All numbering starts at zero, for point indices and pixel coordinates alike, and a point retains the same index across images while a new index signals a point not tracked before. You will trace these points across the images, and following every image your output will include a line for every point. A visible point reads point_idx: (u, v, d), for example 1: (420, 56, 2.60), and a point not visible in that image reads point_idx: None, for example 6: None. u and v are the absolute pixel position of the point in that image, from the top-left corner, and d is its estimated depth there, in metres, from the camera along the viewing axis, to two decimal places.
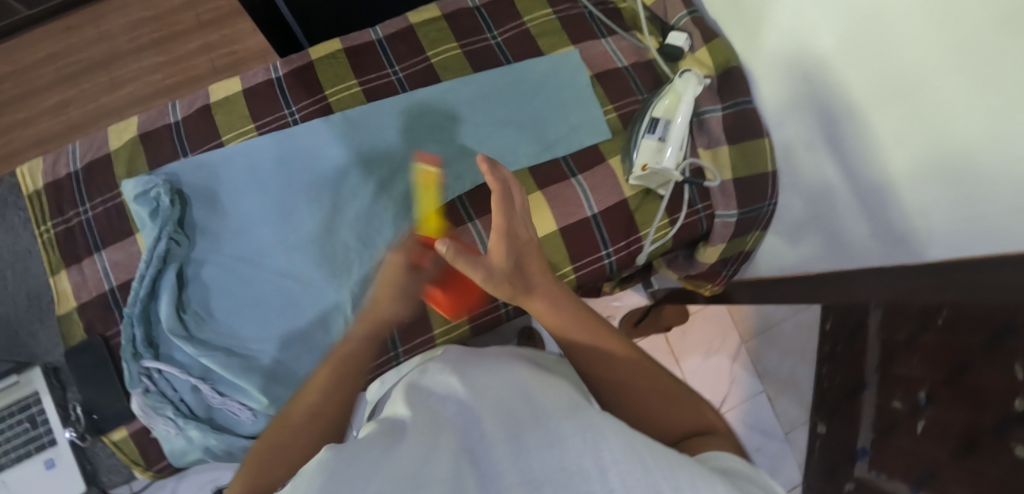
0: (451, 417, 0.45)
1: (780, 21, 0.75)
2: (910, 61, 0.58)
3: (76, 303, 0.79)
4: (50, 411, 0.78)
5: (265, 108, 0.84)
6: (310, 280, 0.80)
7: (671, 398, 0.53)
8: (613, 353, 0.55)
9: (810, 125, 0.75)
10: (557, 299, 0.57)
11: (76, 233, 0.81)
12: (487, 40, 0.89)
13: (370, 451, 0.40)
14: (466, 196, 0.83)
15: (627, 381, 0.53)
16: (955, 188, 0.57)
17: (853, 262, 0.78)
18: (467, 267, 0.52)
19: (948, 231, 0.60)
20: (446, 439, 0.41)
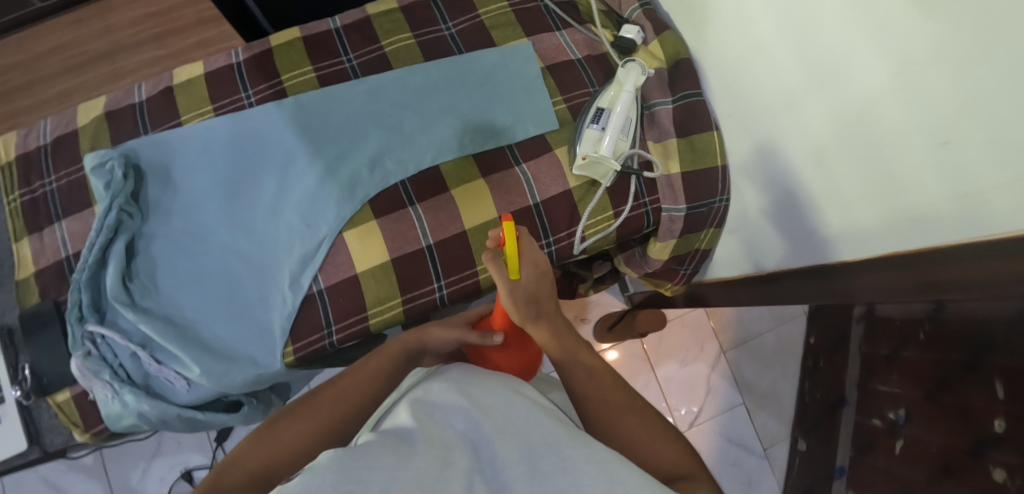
0: (459, 433, 0.45)
1: (722, 14, 0.75)
2: (842, 57, 0.60)
3: (34, 269, 0.82)
4: (0, 369, 0.79)
5: (223, 91, 0.86)
6: (255, 257, 0.80)
7: (665, 436, 0.52)
8: (610, 391, 0.55)
9: (755, 121, 0.76)
10: (560, 333, 0.60)
11: (40, 203, 0.84)
12: (442, 31, 0.89)
13: (383, 460, 0.41)
14: (410, 181, 0.83)
15: (620, 413, 0.53)
16: (882, 184, 0.60)
17: (803, 259, 0.76)
18: (499, 272, 0.55)
19: (871, 226, 0.63)
20: (461, 456, 0.43)
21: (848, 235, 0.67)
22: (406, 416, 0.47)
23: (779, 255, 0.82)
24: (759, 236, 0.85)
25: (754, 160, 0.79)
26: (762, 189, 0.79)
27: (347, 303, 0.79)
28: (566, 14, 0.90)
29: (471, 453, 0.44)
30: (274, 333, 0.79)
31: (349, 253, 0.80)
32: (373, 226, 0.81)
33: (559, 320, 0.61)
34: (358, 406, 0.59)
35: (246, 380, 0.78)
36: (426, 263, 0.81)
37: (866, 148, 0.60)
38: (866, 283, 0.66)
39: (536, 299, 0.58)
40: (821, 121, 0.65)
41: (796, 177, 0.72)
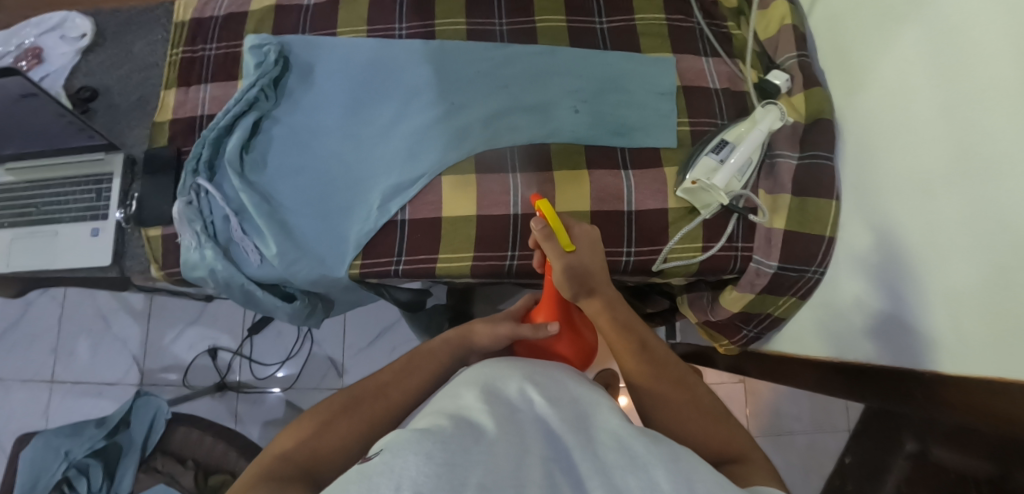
0: (532, 422, 0.44)
1: (882, 81, 0.72)
2: (999, 153, 0.56)
3: (170, 117, 0.90)
4: (114, 191, 0.88)
5: (380, 17, 0.92)
6: (356, 169, 0.84)
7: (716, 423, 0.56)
8: (658, 369, 0.60)
9: (882, 198, 0.72)
10: (613, 311, 0.65)
11: (195, 64, 0.92)
12: (594, 24, 0.90)
13: (463, 439, 0.40)
14: (518, 151, 0.85)
15: (676, 403, 0.57)
16: (1006, 299, 0.56)
17: (891, 354, 0.72)
18: (552, 242, 0.63)
19: (980, 341, 0.59)
20: (535, 441, 0.42)
21: (951, 342, 0.62)
22: (472, 400, 0.46)
23: (858, 343, 0.78)
24: (841, 318, 0.81)
25: (868, 239, 0.75)
26: (862, 273, 0.76)
27: (423, 239, 0.82)
28: (717, 44, 0.89)
29: (545, 440, 0.42)
30: (347, 243, 0.82)
31: (441, 195, 0.83)
32: (469, 179, 0.83)
33: (611, 294, 0.67)
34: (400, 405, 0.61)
35: (309, 276, 0.82)
36: (507, 230, 0.82)
37: (992, 259, 0.57)
38: (956, 398, 0.61)
39: (586, 278, 0.66)
40: (954, 218, 0.62)
41: (909, 268, 0.68)
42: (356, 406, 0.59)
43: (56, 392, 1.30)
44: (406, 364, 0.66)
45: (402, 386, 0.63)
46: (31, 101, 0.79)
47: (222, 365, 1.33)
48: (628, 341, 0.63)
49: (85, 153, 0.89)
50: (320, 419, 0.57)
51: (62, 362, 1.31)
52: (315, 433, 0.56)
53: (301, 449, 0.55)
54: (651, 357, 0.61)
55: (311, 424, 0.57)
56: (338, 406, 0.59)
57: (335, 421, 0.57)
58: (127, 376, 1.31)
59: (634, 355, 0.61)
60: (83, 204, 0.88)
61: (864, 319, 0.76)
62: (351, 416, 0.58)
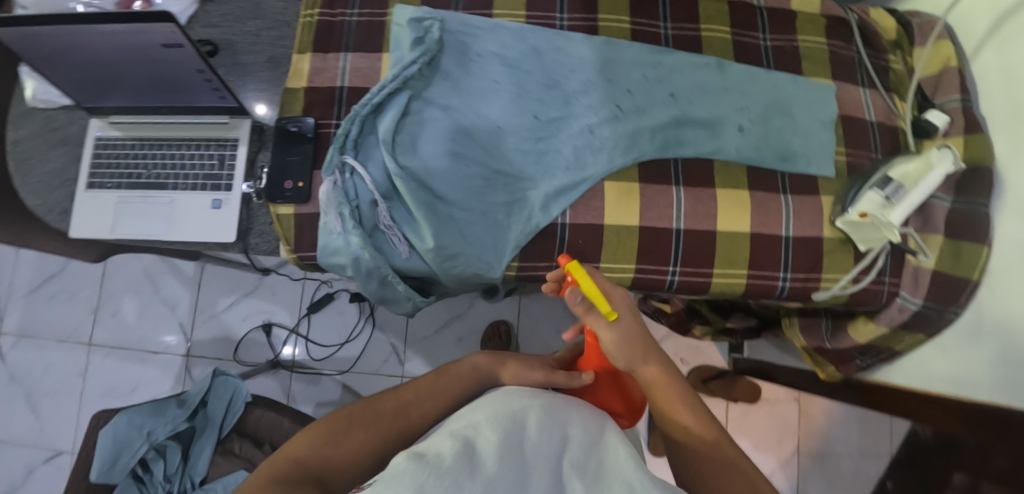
0: (540, 454, 0.45)
1: None
2: None
3: (305, 84, 0.82)
4: (240, 160, 0.80)
5: (541, 4, 0.86)
6: (513, 163, 0.80)
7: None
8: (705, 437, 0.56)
9: None
10: (668, 380, 0.59)
11: (335, 30, 0.84)
12: (758, 41, 0.88)
13: (456, 477, 0.40)
14: (682, 164, 0.83)
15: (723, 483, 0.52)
16: None
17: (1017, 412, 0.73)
18: (589, 314, 0.54)
19: None
20: (532, 477, 0.42)
21: None
22: (484, 425, 0.47)
23: (983, 390, 0.79)
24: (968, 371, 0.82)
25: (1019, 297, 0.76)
26: (1004, 328, 0.77)
27: (584, 246, 0.79)
28: (876, 76, 0.89)
29: (549, 478, 0.43)
30: (505, 243, 0.78)
31: (604, 201, 0.80)
32: (634, 187, 0.81)
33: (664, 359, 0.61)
34: (413, 427, 0.59)
35: (462, 273, 0.78)
36: (671, 245, 0.80)
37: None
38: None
39: (637, 344, 0.57)
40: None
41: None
42: (375, 417, 0.57)
43: (95, 353, 1.19)
44: (431, 384, 0.63)
45: (423, 408, 0.60)
46: (173, 52, 0.70)
47: (277, 344, 1.24)
48: (678, 401, 0.58)
49: (208, 115, 0.81)
50: (339, 424, 0.56)
51: (102, 322, 1.20)
52: (330, 440, 0.54)
53: (315, 454, 0.53)
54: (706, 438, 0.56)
55: (329, 428, 0.56)
56: (359, 417, 0.58)
57: (352, 431, 0.55)
58: (174, 345, 1.21)
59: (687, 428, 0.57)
60: (203, 171, 0.80)
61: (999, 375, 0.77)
62: (371, 428, 0.57)
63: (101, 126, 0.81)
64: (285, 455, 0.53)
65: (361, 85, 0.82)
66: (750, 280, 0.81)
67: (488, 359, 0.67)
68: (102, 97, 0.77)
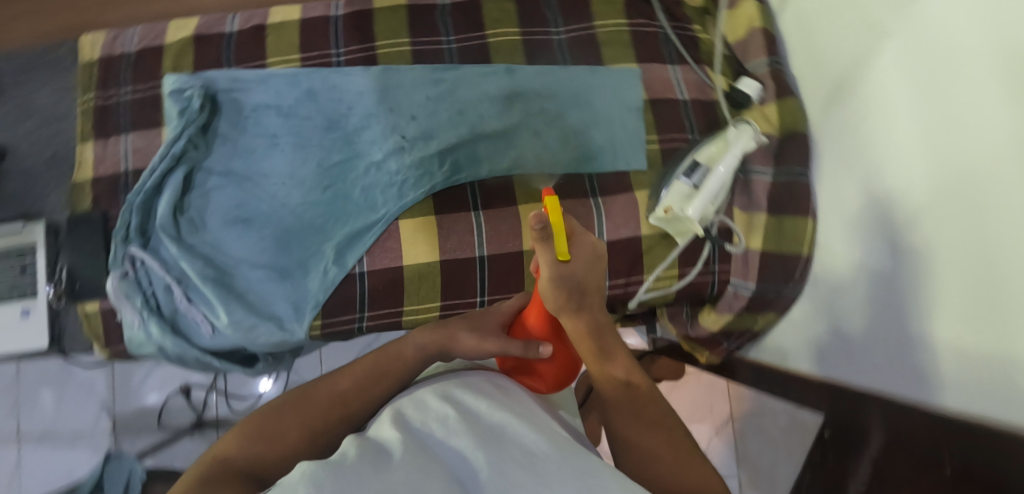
0: (438, 438, 0.39)
1: (848, 74, 0.68)
2: (979, 151, 0.50)
3: (91, 176, 0.81)
4: (40, 264, 0.80)
5: (315, 43, 0.83)
6: (303, 215, 0.78)
7: (674, 458, 0.44)
8: (636, 395, 0.48)
9: (855, 199, 0.67)
10: (592, 338, 0.50)
11: (111, 112, 0.82)
12: (550, 36, 0.83)
13: (356, 466, 0.34)
14: (480, 184, 0.79)
15: (647, 447, 0.45)
16: (990, 295, 0.49)
17: (878, 341, 0.63)
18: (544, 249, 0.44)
19: (976, 356, 0.51)
20: (436, 464, 0.36)
21: (945, 357, 0.54)
22: (382, 418, 0.41)
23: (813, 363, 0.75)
24: (835, 302, 0.71)
25: (853, 235, 0.68)
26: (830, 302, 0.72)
27: (386, 292, 0.77)
28: (684, 49, 0.83)
29: (453, 465, 0.37)
30: (306, 304, 0.77)
31: (399, 240, 0.78)
32: (430, 220, 0.78)
33: (600, 318, 0.51)
34: (359, 413, 0.49)
35: (269, 340, 0.76)
36: (475, 274, 0.77)
37: (979, 211, 0.50)
38: (968, 357, 0.51)
39: (577, 295, 0.48)
40: (932, 154, 0.55)
41: (879, 242, 0.63)
42: (310, 404, 0.48)
43: (25, 447, 1.24)
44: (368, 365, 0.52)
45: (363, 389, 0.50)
46: None
47: (197, 404, 1.27)
48: (610, 351, 0.50)
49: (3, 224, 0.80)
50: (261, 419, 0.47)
51: (25, 416, 1.25)
52: (256, 436, 0.46)
53: (246, 455, 0.45)
54: (631, 389, 0.49)
55: (248, 429, 0.46)
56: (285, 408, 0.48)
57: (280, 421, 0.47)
58: (100, 424, 1.25)
59: (608, 377, 0.49)
60: (9, 282, 0.80)
61: (860, 305, 0.66)
62: (304, 414, 0.48)
63: None
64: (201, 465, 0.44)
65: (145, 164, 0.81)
66: None
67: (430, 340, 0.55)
68: None
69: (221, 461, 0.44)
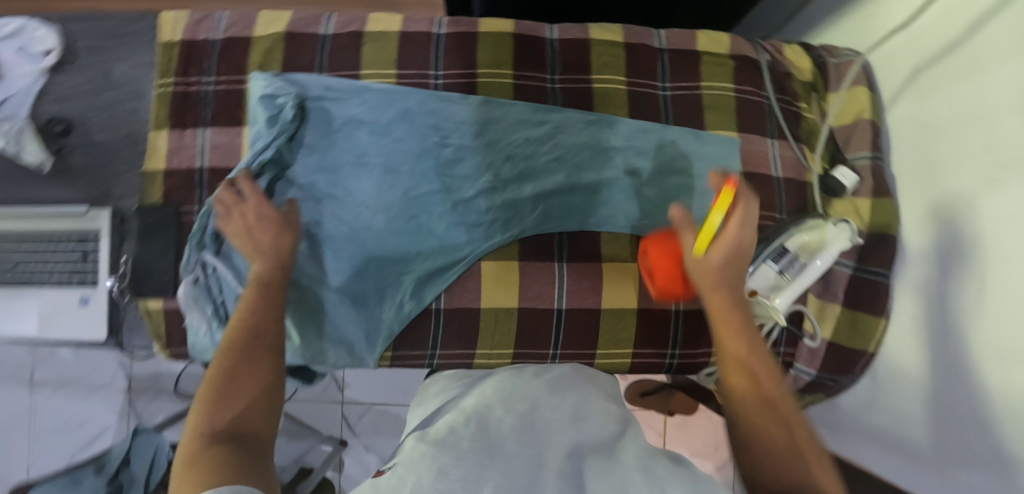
0: None
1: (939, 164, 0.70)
2: None
3: (164, 166, 0.77)
4: (103, 253, 0.76)
5: (414, 61, 0.79)
6: (384, 244, 0.76)
7: (778, 431, 0.54)
8: (757, 369, 0.59)
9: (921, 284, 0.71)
10: (733, 319, 0.63)
11: (192, 102, 0.78)
12: (657, 90, 0.81)
13: None
14: (567, 236, 0.79)
15: (752, 414, 0.56)
16: None
17: (947, 445, 0.64)
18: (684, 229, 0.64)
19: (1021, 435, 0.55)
20: None
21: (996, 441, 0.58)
22: None
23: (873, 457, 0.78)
24: (897, 410, 0.73)
25: (922, 342, 0.70)
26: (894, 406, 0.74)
27: (461, 331, 0.77)
28: (786, 126, 0.82)
29: None
30: (377, 333, 0.76)
31: (480, 282, 0.77)
32: (513, 266, 0.78)
33: (737, 311, 0.63)
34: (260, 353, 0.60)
35: (337, 364, 0.76)
36: (551, 325, 0.78)
37: None
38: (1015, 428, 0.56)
39: (728, 268, 0.64)
40: (992, 233, 0.61)
41: (947, 355, 0.66)
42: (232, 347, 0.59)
43: (38, 393, 1.21)
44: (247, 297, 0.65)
45: (263, 323, 0.63)
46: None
47: None
48: (740, 331, 0.62)
49: (63, 206, 0.76)
50: (224, 371, 0.57)
51: (41, 361, 1.21)
52: (226, 383, 0.56)
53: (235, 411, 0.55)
54: (754, 376, 0.58)
55: (212, 389, 0.56)
56: (242, 374, 0.57)
57: (241, 379, 0.57)
58: (115, 381, 1.21)
59: (737, 348, 0.60)
60: (66, 266, 0.77)
61: (923, 412, 0.68)
62: (247, 359, 0.59)
63: None
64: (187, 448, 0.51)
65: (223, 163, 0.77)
66: (635, 358, 0.80)
67: (262, 250, 0.68)
68: None
69: (220, 435, 0.51)
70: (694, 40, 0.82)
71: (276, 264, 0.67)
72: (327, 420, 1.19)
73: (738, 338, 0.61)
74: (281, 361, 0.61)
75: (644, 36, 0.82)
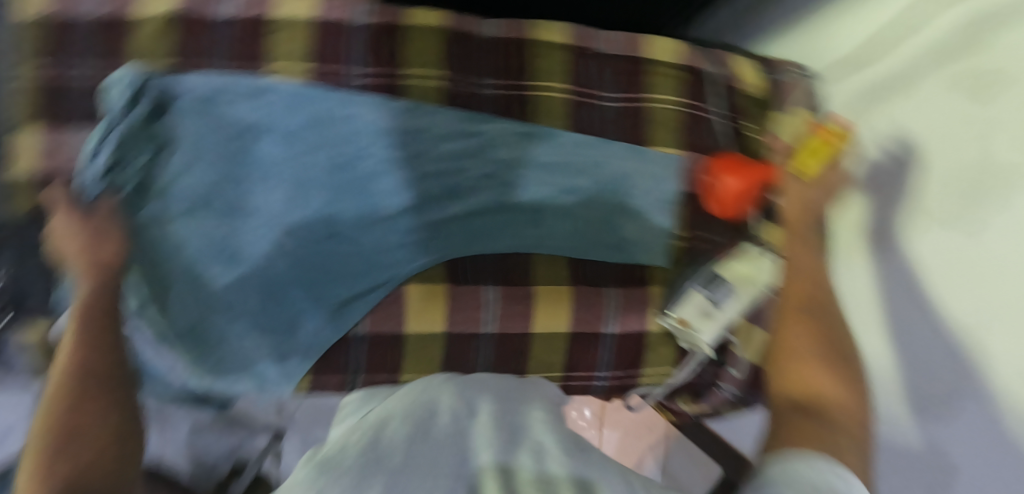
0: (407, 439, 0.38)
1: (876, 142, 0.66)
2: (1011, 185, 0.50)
3: (37, 173, 0.68)
4: None
5: (329, 58, 0.71)
6: (297, 268, 0.70)
7: (835, 375, 0.54)
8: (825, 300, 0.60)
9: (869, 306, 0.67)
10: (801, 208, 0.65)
11: (65, 98, 0.68)
12: (598, 101, 0.75)
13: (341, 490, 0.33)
14: (497, 256, 0.75)
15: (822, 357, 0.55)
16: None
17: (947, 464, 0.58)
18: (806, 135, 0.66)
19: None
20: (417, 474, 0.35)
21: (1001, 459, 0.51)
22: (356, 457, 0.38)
23: None
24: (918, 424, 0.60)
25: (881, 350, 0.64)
26: None
27: (384, 357, 0.73)
28: (727, 143, 0.77)
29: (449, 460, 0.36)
30: (292, 361, 0.71)
31: (405, 307, 0.73)
32: (439, 288, 0.73)
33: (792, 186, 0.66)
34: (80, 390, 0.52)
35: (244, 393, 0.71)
36: (480, 350, 0.75)
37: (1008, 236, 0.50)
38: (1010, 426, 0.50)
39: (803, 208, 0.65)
40: (948, 195, 0.56)
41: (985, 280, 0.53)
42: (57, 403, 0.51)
43: None
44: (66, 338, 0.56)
45: (87, 356, 0.54)
46: None
47: None
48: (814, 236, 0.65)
49: None
50: (54, 429, 0.49)
51: None
52: (67, 437, 0.49)
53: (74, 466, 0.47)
54: (810, 304, 0.60)
55: (41, 453, 0.47)
56: (71, 417, 0.50)
57: (74, 434, 0.49)
58: None
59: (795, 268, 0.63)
60: None
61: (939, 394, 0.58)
62: (81, 402, 0.51)
63: None
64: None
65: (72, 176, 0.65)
66: (566, 379, 0.78)
67: (89, 266, 0.60)
68: None
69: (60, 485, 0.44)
70: (636, 46, 0.77)
71: (107, 281, 0.60)
72: None
73: (807, 312, 0.59)
74: (123, 402, 0.54)
75: (587, 38, 0.75)
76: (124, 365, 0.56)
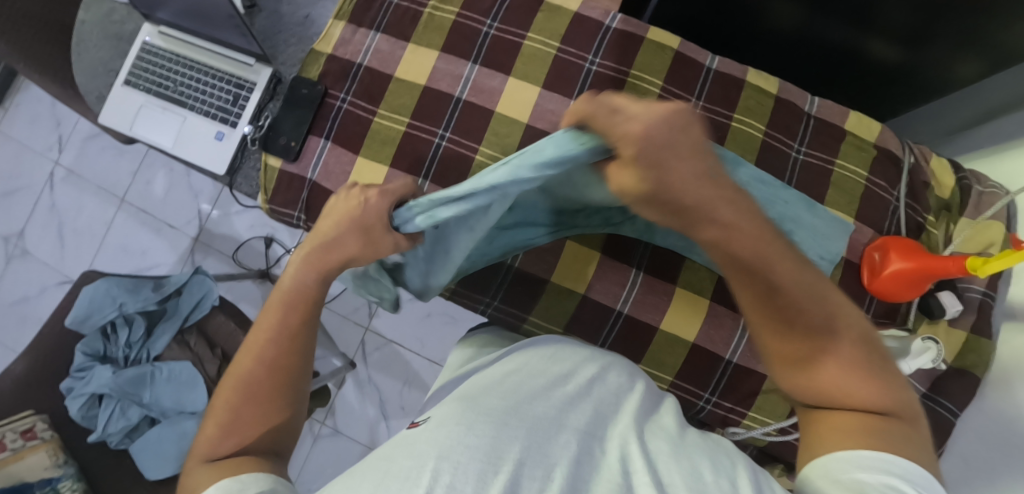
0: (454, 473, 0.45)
1: None
2: None
3: (330, 51, 0.85)
4: (251, 103, 0.85)
5: (577, 41, 0.84)
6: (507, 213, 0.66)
7: (844, 390, 0.48)
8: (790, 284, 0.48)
9: None
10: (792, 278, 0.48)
11: (373, 8, 0.86)
12: (790, 150, 0.82)
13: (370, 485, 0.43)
14: (653, 249, 0.80)
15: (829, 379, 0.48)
16: None
17: None
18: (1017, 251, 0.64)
19: None
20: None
21: None
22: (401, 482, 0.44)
23: None
24: None
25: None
26: None
27: (522, 293, 0.80)
28: (904, 230, 0.79)
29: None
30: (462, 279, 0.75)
31: (559, 258, 0.80)
32: (593, 256, 0.80)
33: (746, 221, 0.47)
34: (261, 377, 0.56)
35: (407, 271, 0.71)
36: (606, 324, 0.79)
37: None
38: None
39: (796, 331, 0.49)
40: None
41: None
42: (243, 377, 0.56)
43: (123, 210, 1.33)
44: (281, 321, 0.58)
45: (288, 359, 0.57)
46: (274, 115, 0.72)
47: (272, 258, 1.30)
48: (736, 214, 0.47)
49: (236, 52, 0.85)
50: (231, 404, 0.55)
51: (137, 185, 1.33)
52: (232, 416, 0.55)
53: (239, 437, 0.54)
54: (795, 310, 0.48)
55: (223, 416, 0.55)
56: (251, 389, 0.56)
57: (243, 407, 0.55)
58: (188, 227, 1.32)
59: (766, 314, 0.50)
60: (219, 102, 0.85)
61: None
62: (255, 384, 0.56)
63: (150, 32, 0.87)
64: (205, 456, 0.54)
65: (647, 112, 0.42)
66: (672, 388, 0.79)
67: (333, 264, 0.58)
68: (152, 8, 0.82)
69: (232, 450, 0.53)
70: (844, 117, 0.82)
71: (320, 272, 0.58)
72: (346, 339, 1.30)
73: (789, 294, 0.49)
74: (295, 380, 0.58)
75: (798, 96, 0.83)
76: (308, 354, 0.59)
